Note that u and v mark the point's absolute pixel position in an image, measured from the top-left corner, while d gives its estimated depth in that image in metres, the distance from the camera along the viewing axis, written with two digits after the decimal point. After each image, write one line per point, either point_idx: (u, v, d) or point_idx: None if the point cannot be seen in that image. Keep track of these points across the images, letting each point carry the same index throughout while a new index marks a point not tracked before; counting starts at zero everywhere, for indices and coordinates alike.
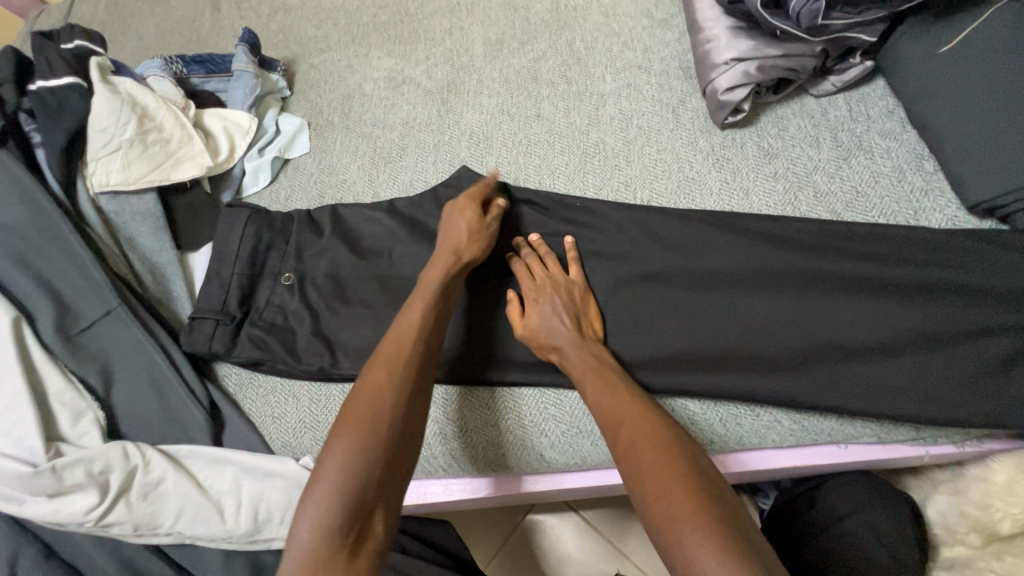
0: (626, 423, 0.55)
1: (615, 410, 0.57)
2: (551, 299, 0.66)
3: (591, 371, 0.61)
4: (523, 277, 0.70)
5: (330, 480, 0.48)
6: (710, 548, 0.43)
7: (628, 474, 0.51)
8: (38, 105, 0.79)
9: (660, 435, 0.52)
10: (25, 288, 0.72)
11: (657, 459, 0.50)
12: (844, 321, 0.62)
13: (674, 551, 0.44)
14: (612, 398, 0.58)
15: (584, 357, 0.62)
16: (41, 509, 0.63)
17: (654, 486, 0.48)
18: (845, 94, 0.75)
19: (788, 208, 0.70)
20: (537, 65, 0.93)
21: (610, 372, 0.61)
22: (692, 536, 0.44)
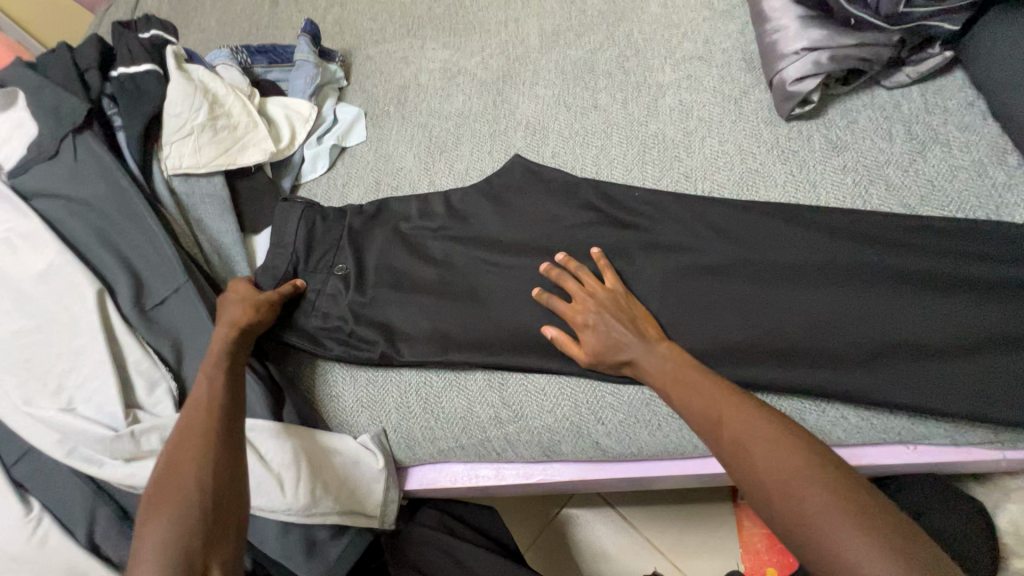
0: (706, 408, 0.55)
1: (695, 396, 0.56)
2: (605, 322, 0.64)
3: (668, 376, 0.59)
4: (565, 308, 0.68)
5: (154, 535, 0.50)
6: (837, 514, 0.44)
7: (727, 457, 0.52)
8: (120, 91, 0.83)
9: (747, 410, 0.52)
10: (105, 262, 0.75)
11: (754, 437, 0.50)
12: (918, 318, 0.61)
13: (795, 524, 0.45)
14: (695, 391, 0.56)
15: (656, 361, 0.61)
16: (119, 471, 0.66)
17: (756, 464, 0.49)
18: (920, 86, 0.73)
19: (858, 201, 0.68)
20: (594, 56, 0.93)
21: (687, 362, 0.59)
22: (813, 506, 0.45)
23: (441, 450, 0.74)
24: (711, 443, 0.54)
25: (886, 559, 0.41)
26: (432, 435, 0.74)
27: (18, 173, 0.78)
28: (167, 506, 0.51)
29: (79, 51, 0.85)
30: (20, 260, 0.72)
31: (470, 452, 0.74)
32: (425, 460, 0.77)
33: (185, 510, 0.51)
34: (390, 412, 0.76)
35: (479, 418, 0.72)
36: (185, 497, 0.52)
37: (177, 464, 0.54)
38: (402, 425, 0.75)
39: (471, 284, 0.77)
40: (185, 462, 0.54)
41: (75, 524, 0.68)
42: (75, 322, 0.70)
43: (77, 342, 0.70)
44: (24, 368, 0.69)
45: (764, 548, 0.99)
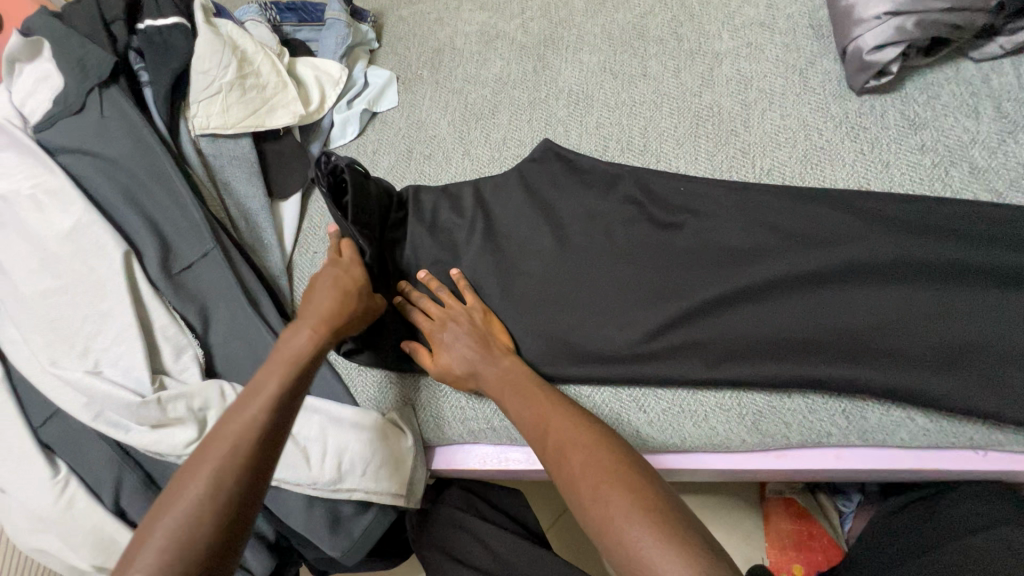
0: (560, 438, 0.54)
1: (535, 418, 0.58)
2: (456, 336, 0.67)
3: (507, 387, 0.62)
4: (421, 320, 0.70)
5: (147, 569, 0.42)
6: (638, 528, 0.44)
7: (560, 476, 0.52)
8: (146, 44, 0.79)
9: (584, 434, 0.53)
10: (132, 223, 0.73)
11: (579, 458, 0.51)
12: (998, 316, 0.55)
13: (607, 540, 0.45)
14: (532, 412, 0.59)
15: (497, 370, 0.64)
16: (144, 438, 0.64)
17: (588, 487, 0.49)
18: (1013, 58, 0.66)
19: (937, 185, 0.63)
20: (644, 21, 0.87)
21: (529, 383, 0.62)
22: (619, 518, 0.45)
23: (470, 430, 0.72)
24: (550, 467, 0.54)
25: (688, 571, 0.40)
26: (461, 414, 0.72)
27: (44, 127, 0.76)
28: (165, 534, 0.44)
29: (105, 1, 0.81)
30: (47, 217, 0.70)
31: (501, 434, 0.71)
32: (453, 440, 0.74)
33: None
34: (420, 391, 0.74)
35: None
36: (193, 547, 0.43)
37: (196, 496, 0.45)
38: (433, 401, 0.74)
39: (508, 262, 0.74)
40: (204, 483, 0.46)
41: (102, 488, 0.67)
42: (101, 284, 0.68)
43: (104, 304, 0.68)
44: (51, 329, 0.67)
45: (791, 545, 0.95)
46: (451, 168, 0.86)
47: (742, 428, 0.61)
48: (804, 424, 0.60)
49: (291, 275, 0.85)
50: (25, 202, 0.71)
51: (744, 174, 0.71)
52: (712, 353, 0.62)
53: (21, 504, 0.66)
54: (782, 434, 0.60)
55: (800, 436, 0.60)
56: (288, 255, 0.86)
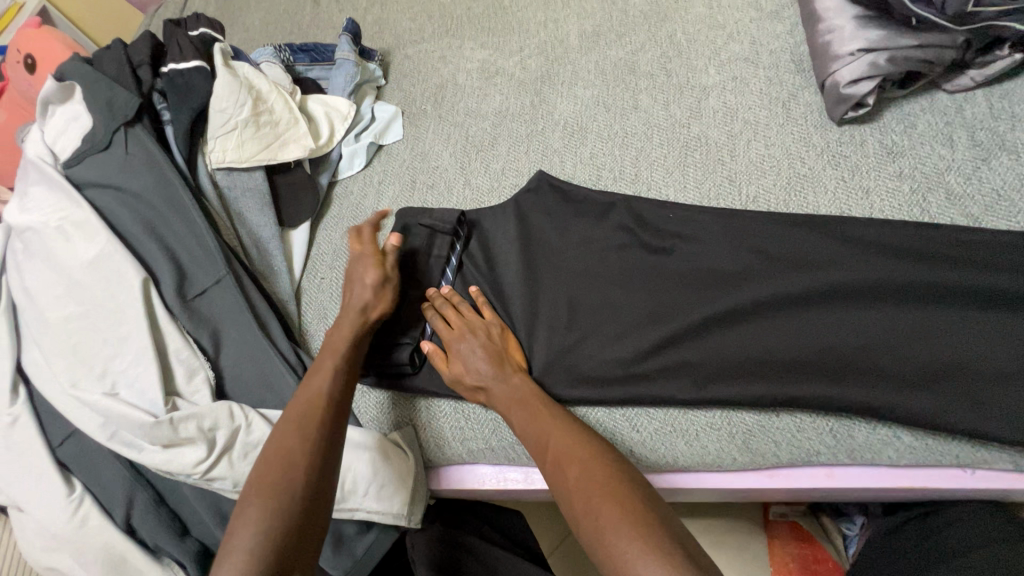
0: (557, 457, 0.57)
1: (534, 433, 0.61)
2: (471, 344, 0.69)
3: (515, 405, 0.64)
4: (441, 326, 0.72)
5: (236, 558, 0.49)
6: (636, 543, 0.45)
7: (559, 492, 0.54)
8: (169, 86, 0.85)
9: (580, 451, 0.56)
10: (151, 252, 0.77)
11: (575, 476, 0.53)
12: (976, 337, 0.57)
13: (604, 553, 0.47)
14: (536, 425, 0.61)
15: (507, 388, 0.66)
16: (157, 457, 0.67)
17: (582, 499, 0.51)
18: (985, 90, 0.69)
19: (915, 210, 0.65)
20: (635, 57, 0.92)
21: (533, 399, 0.64)
22: (616, 538, 0.46)
23: (469, 450, 0.74)
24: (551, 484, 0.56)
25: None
26: (462, 434, 0.74)
27: (72, 163, 0.81)
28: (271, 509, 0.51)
29: (132, 47, 0.88)
30: (72, 247, 0.75)
31: (500, 455, 0.72)
32: (454, 461, 0.76)
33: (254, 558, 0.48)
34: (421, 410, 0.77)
35: None
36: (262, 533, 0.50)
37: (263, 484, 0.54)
38: (434, 420, 0.76)
39: (507, 287, 0.77)
40: (297, 453, 0.56)
41: (115, 505, 0.70)
42: (120, 309, 0.72)
43: (122, 329, 0.71)
44: (72, 353, 0.71)
45: (797, 569, 0.93)
46: (453, 197, 0.90)
47: (732, 446, 0.63)
48: (792, 443, 0.61)
49: (299, 300, 0.88)
50: (53, 233, 0.76)
51: (730, 201, 0.74)
52: (701, 373, 0.64)
53: (36, 522, 0.69)
54: (772, 453, 0.62)
55: (789, 454, 0.61)
56: (297, 280, 0.90)
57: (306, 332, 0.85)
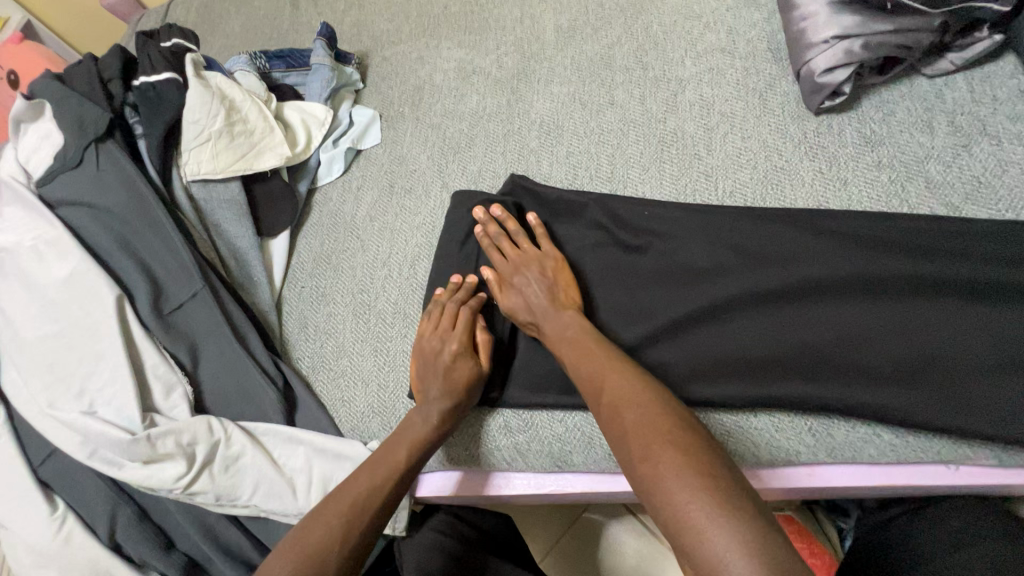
0: (617, 402, 0.55)
1: (592, 375, 0.59)
2: (524, 275, 0.70)
3: (565, 342, 0.64)
4: (496, 254, 0.74)
5: None
6: (691, 488, 0.44)
7: (616, 439, 0.53)
8: (141, 100, 0.85)
9: (640, 397, 0.54)
10: (125, 268, 0.77)
11: (641, 425, 0.51)
12: (955, 332, 0.56)
13: (657, 494, 0.46)
14: (592, 364, 0.59)
15: (557, 325, 0.65)
16: (136, 474, 0.67)
17: (638, 445, 0.50)
18: (966, 74, 0.67)
19: (895, 201, 0.63)
20: (611, 51, 0.90)
21: (587, 338, 0.63)
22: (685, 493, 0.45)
23: (451, 459, 0.72)
24: (606, 427, 0.55)
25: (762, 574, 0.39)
26: (442, 443, 0.72)
27: (46, 182, 0.81)
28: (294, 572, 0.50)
29: (103, 61, 0.87)
30: (47, 266, 0.75)
31: (480, 462, 0.71)
32: (436, 466, 0.74)
33: None
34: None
35: (489, 428, 0.71)
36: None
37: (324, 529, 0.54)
38: (456, 425, 0.72)
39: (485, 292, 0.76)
40: (339, 528, 0.54)
41: (98, 522, 0.70)
42: (96, 327, 0.72)
43: (98, 347, 0.71)
44: (50, 372, 0.71)
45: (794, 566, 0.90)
46: (431, 200, 0.89)
47: None
48: (772, 444, 0.60)
49: (280, 310, 0.88)
50: (28, 253, 0.76)
51: (707, 197, 0.72)
52: (677, 374, 0.63)
53: (21, 540, 0.69)
54: (752, 454, 0.60)
55: (768, 455, 0.60)
56: (277, 290, 0.90)
57: (288, 343, 0.85)
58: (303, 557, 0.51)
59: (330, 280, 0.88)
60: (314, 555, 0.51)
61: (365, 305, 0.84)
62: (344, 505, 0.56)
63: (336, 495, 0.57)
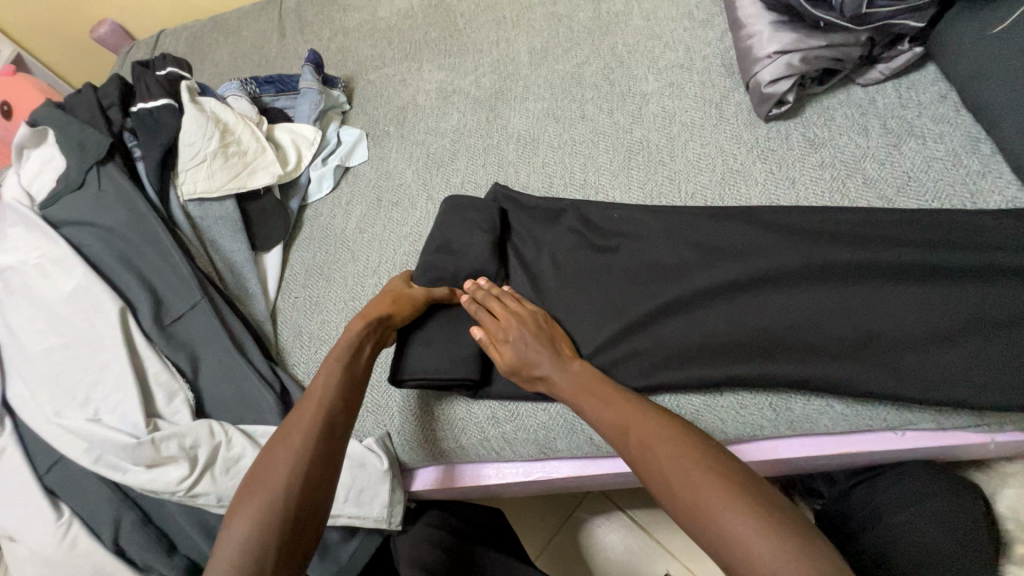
0: (626, 427, 0.59)
1: (594, 399, 0.63)
2: (520, 334, 0.68)
3: (582, 391, 0.64)
4: (487, 317, 0.71)
5: (234, 537, 0.52)
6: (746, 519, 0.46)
7: (632, 463, 0.57)
8: (139, 125, 0.90)
9: (667, 434, 0.55)
10: (127, 283, 0.81)
11: (648, 443, 0.56)
12: (892, 310, 0.62)
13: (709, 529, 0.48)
14: (611, 410, 0.61)
15: (570, 376, 0.66)
16: (141, 477, 0.70)
17: (679, 485, 0.51)
18: (894, 82, 0.75)
19: (837, 196, 0.70)
20: (581, 70, 0.97)
21: (600, 383, 0.64)
22: (709, 497, 0.49)
23: (443, 451, 0.76)
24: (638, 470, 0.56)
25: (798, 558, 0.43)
26: (434, 436, 0.76)
27: (49, 204, 0.85)
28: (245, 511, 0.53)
29: (102, 89, 0.92)
30: (51, 283, 0.79)
31: (471, 453, 0.75)
32: (427, 461, 0.78)
33: (253, 536, 0.51)
34: (427, 408, 0.78)
35: (477, 419, 0.75)
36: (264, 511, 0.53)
37: (264, 469, 0.56)
38: (444, 420, 0.76)
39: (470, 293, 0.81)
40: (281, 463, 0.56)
41: (102, 527, 0.73)
42: (100, 339, 0.76)
43: (101, 357, 0.75)
44: (55, 383, 0.74)
45: None
46: (417, 212, 0.95)
47: None
48: (738, 420, 0.65)
49: (275, 319, 0.92)
50: (32, 271, 0.79)
51: (671, 199, 0.79)
52: (649, 361, 0.68)
53: (27, 548, 0.71)
54: (720, 429, 0.66)
55: (736, 430, 0.65)
56: (272, 301, 0.94)
57: (283, 350, 0.89)
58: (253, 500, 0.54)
59: (323, 289, 0.92)
60: (265, 509, 0.53)
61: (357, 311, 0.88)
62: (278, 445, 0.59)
63: (271, 448, 0.58)
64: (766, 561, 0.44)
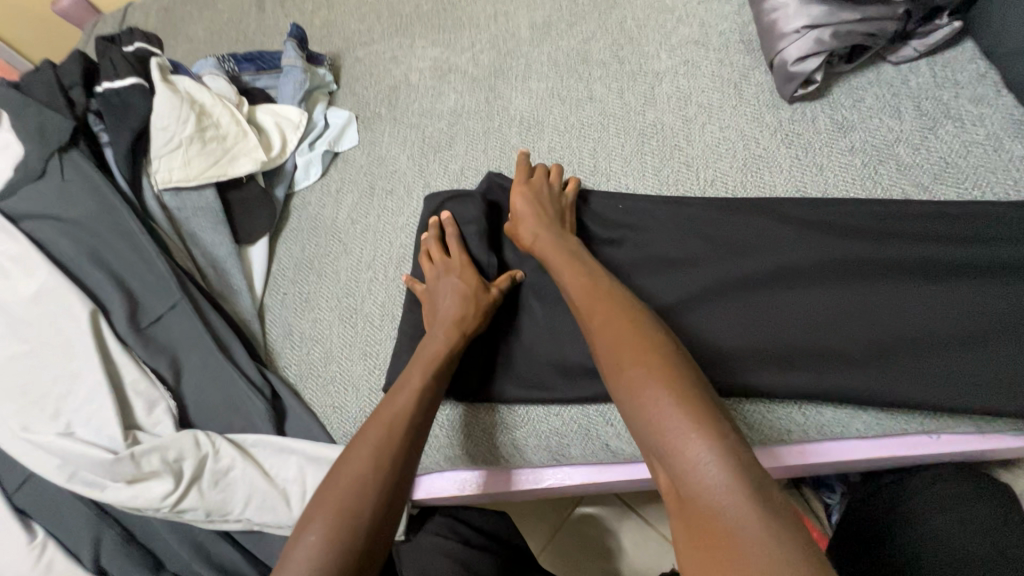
0: (606, 325, 0.52)
1: (586, 300, 0.56)
2: (536, 230, 0.67)
3: (592, 300, 0.56)
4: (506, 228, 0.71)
5: (319, 537, 0.48)
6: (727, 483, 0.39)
7: (604, 361, 0.51)
8: (105, 107, 0.81)
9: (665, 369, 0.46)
10: (98, 282, 0.74)
11: (625, 348, 0.49)
12: (924, 310, 0.58)
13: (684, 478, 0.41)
14: (616, 331, 0.51)
15: (584, 276, 0.59)
16: (120, 494, 0.64)
17: (659, 425, 0.43)
18: (928, 60, 0.70)
19: (869, 183, 0.66)
20: (587, 46, 0.91)
21: (608, 304, 0.54)
22: (665, 413, 0.43)
23: (446, 459, 0.71)
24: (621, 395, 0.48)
25: (744, 497, 0.38)
26: (437, 443, 0.71)
27: (7, 195, 0.77)
28: (337, 513, 0.50)
29: (62, 67, 0.84)
30: (12, 284, 0.72)
31: (477, 460, 0.70)
32: (432, 470, 0.72)
33: (347, 539, 0.48)
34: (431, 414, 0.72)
35: (484, 424, 0.70)
36: (357, 514, 0.50)
37: (357, 466, 0.53)
38: (451, 427, 0.71)
39: None
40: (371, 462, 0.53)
41: (81, 548, 0.67)
42: (70, 345, 0.69)
43: (72, 365, 0.68)
44: (21, 393, 0.68)
45: None
46: (413, 201, 0.89)
47: None
48: (764, 425, 0.61)
49: (263, 318, 0.86)
50: None
51: (689, 186, 0.73)
52: None
53: None
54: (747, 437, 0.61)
55: (762, 436, 0.61)
56: (259, 298, 0.87)
57: (273, 351, 0.83)
58: (345, 499, 0.50)
59: (313, 285, 0.86)
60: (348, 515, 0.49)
61: (351, 309, 0.82)
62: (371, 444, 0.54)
63: (356, 450, 0.54)
64: (711, 491, 0.39)
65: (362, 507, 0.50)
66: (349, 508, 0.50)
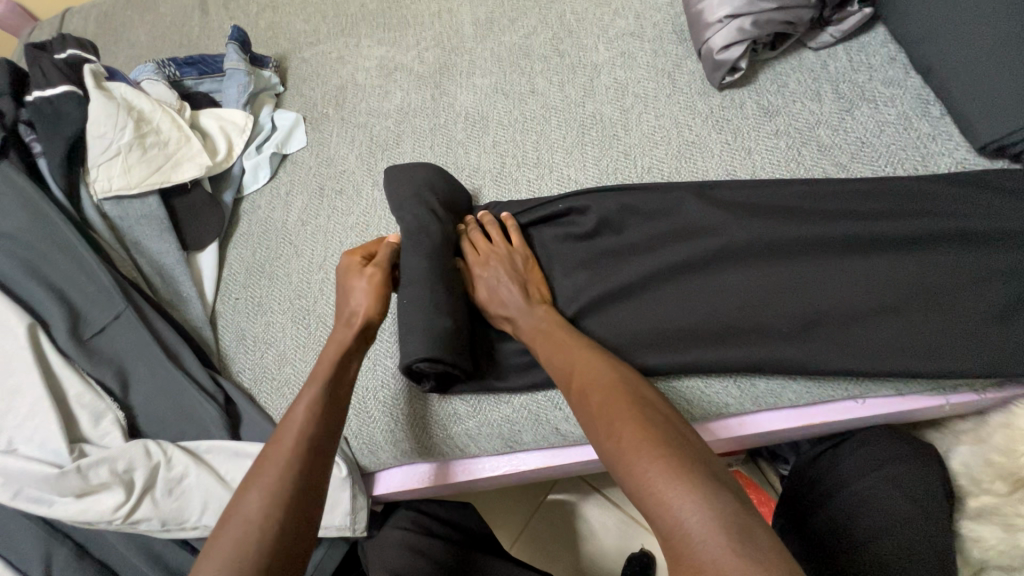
0: (585, 385, 0.55)
1: (566, 364, 0.58)
2: (495, 269, 0.68)
3: (541, 335, 0.63)
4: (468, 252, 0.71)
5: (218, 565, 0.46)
6: (698, 509, 0.42)
7: (585, 421, 0.54)
8: (36, 116, 0.79)
9: (637, 413, 0.51)
10: (37, 296, 0.73)
11: (606, 403, 0.53)
12: (844, 283, 0.61)
13: (661, 512, 0.44)
14: (591, 376, 0.56)
15: (532, 319, 0.64)
16: (69, 509, 0.63)
17: (633, 462, 0.47)
18: (845, 45, 0.74)
19: (793, 164, 0.69)
20: (529, 41, 0.92)
21: (581, 350, 0.60)
22: (647, 461, 0.46)
23: (404, 453, 0.72)
24: (598, 438, 0.52)
25: (726, 539, 0.40)
26: (394, 438, 0.72)
27: None
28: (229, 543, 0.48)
29: None
30: None
31: (435, 452, 0.71)
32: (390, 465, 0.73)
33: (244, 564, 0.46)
34: (387, 410, 0.73)
35: (439, 416, 0.71)
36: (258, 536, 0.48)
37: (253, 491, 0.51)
38: (405, 419, 0.72)
39: None
40: (272, 481, 0.51)
41: (31, 566, 0.66)
42: (9, 360, 0.68)
43: (13, 381, 0.67)
44: None
45: None
46: (363, 200, 0.89)
47: None
48: (703, 400, 0.63)
49: (216, 324, 0.85)
50: None
51: (627, 174, 0.76)
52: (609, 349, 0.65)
53: None
54: (687, 413, 0.63)
55: (700, 411, 0.63)
56: (210, 305, 0.87)
57: (226, 357, 0.82)
58: (246, 525, 0.49)
59: (265, 289, 0.86)
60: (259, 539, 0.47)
61: (303, 310, 0.82)
62: (267, 465, 0.53)
63: (255, 472, 0.52)
64: (694, 533, 0.41)
65: (264, 530, 0.48)
66: (244, 535, 0.48)
